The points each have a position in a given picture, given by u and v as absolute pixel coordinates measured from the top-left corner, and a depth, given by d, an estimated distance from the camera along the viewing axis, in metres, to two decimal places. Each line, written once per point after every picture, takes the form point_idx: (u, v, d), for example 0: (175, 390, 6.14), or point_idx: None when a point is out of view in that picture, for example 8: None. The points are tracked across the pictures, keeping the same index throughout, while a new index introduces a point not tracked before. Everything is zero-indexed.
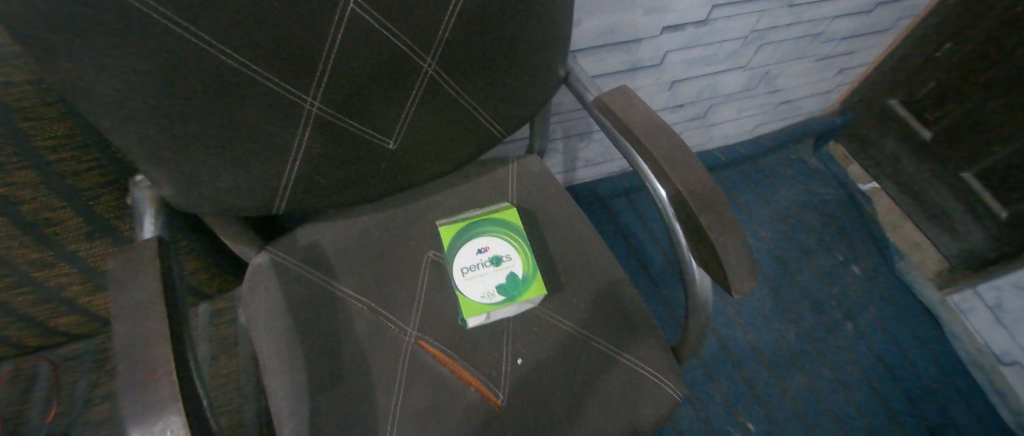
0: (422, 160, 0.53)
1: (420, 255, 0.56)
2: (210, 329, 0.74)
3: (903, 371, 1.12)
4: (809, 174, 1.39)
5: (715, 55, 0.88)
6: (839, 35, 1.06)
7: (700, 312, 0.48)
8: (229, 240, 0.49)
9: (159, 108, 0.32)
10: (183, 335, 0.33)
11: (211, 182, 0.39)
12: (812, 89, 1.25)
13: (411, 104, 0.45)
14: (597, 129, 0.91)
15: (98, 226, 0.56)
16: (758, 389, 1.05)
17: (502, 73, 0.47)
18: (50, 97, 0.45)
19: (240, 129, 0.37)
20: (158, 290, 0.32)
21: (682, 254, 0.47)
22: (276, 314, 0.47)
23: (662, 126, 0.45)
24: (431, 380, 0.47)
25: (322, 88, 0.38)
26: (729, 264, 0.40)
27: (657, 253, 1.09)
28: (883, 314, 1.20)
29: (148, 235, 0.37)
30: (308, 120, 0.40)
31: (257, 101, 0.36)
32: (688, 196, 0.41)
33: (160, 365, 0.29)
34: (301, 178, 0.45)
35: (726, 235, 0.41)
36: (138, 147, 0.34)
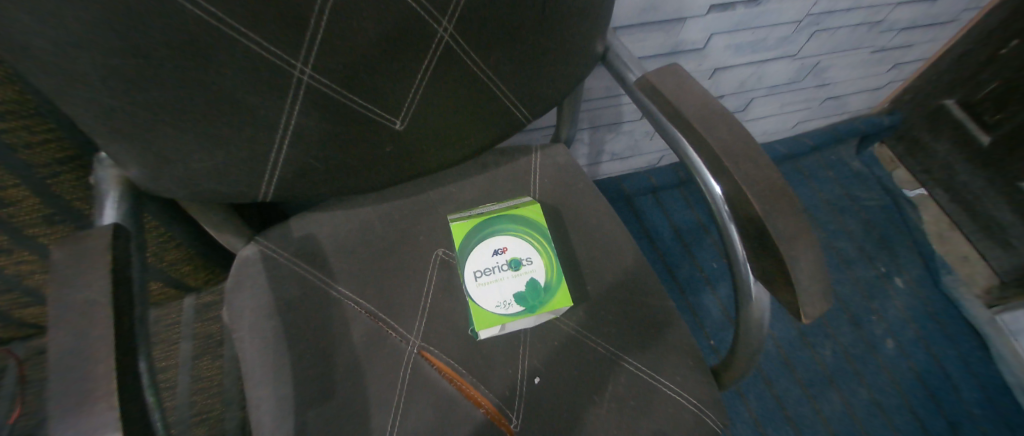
0: (433, 145, 0.46)
1: (428, 253, 0.50)
2: (195, 326, 0.69)
3: (948, 396, 1.02)
4: (851, 178, 1.29)
5: (764, 42, 0.80)
6: (901, 24, 0.95)
7: (752, 335, 0.40)
8: (212, 229, 0.43)
9: (112, 70, 0.26)
10: (136, 344, 0.28)
11: (183, 162, 0.34)
12: (862, 84, 1.15)
13: (422, 78, 0.39)
14: (628, 119, 0.84)
15: (60, 210, 0.49)
16: (788, 410, 0.97)
17: (530, 45, 0.40)
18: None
19: (215, 100, 0.31)
20: (107, 289, 0.27)
21: (738, 264, 0.39)
22: (263, 315, 0.42)
23: (720, 113, 0.37)
24: (435, 399, 0.41)
25: (315, 54, 0.32)
26: (800, 283, 0.33)
27: (685, 257, 1.01)
28: (928, 333, 1.09)
29: (108, 222, 0.31)
30: (299, 92, 0.34)
31: (236, 66, 0.30)
32: (752, 198, 0.34)
33: (99, 384, 0.24)
34: (293, 159, 0.39)
35: (798, 246, 0.34)
36: (90, 117, 0.28)
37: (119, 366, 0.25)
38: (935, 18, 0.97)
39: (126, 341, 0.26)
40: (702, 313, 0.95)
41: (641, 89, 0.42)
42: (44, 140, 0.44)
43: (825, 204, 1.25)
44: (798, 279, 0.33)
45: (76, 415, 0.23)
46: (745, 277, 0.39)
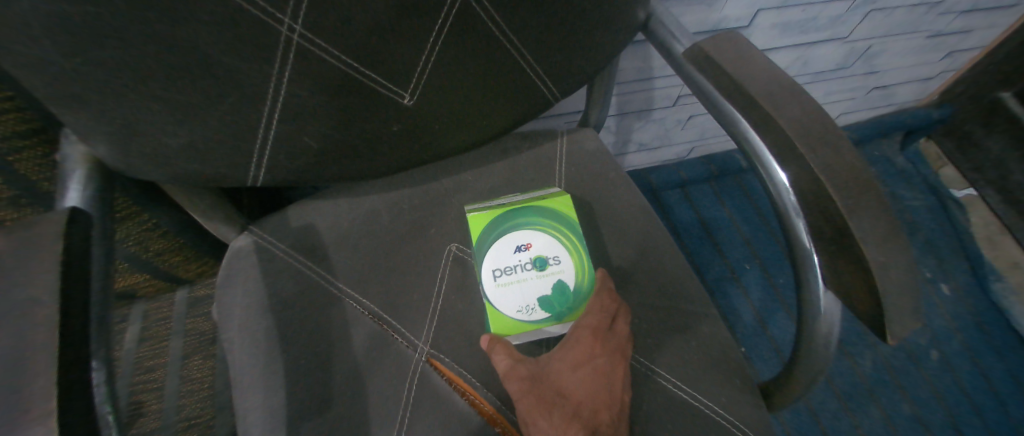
0: (446, 126, 0.41)
1: (441, 248, 0.45)
2: (185, 323, 0.66)
3: (996, 412, 0.94)
4: (896, 175, 1.19)
5: (815, 20, 0.75)
6: (966, 5, 0.85)
7: (813, 353, 0.35)
8: (201, 217, 0.39)
9: (54, 14, 0.21)
10: (93, 345, 0.23)
11: (154, 135, 0.29)
12: (913, 73, 1.06)
13: (433, 44, 0.33)
14: (658, 105, 0.77)
15: (27, 193, 0.39)
16: (823, 423, 0.90)
17: (560, 8, 0.34)
18: None
19: (185, 59, 0.26)
20: (50, 280, 0.22)
21: (805, 269, 0.33)
22: (255, 313, 0.37)
23: (793, 88, 0.31)
24: (444, 415, 0.36)
25: (304, 7, 0.27)
26: (891, 293, 0.27)
27: (715, 257, 0.94)
28: (975, 343, 1.01)
29: (69, 204, 0.27)
30: (289, 54, 0.29)
31: (210, 18, 0.25)
32: (834, 191, 0.28)
33: (34, 398, 0.19)
34: (285, 138, 0.34)
35: (888, 248, 0.28)
36: (38, 77, 0.24)
37: (66, 372, 0.20)
38: None
39: (77, 346, 0.22)
40: (732, 317, 0.89)
41: (691, 61, 0.36)
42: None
43: None
44: (887, 290, 0.27)
45: None
46: (815, 284, 0.33)
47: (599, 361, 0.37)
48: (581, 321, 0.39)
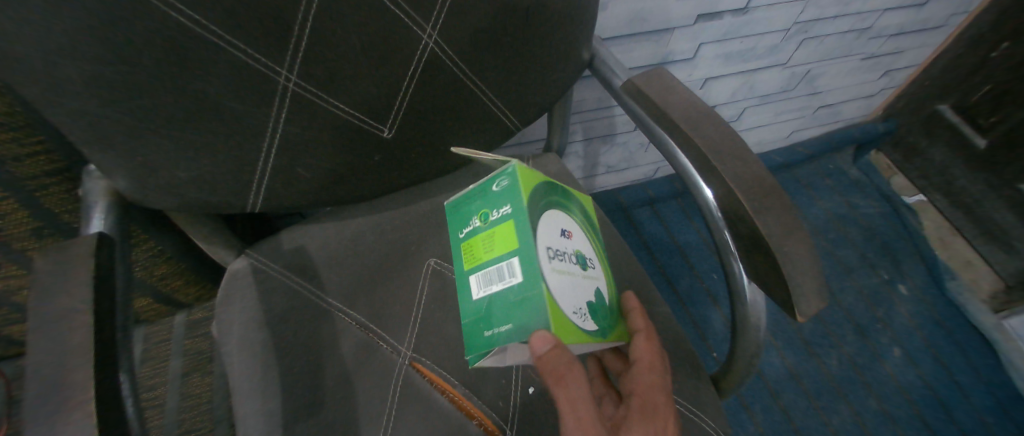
0: (425, 155, 0.47)
1: (420, 264, 0.50)
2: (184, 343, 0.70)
3: (958, 404, 0.99)
4: (849, 185, 1.29)
5: (754, 50, 0.84)
6: (888, 31, 0.96)
7: (748, 339, 0.40)
8: (202, 243, 0.43)
9: (97, 76, 0.27)
10: (117, 351, 0.27)
11: (169, 172, 0.34)
12: (854, 92, 1.16)
13: (408, 85, 0.39)
14: (622, 129, 0.85)
15: (48, 223, 0.46)
16: (796, 422, 0.95)
17: (516, 53, 0.40)
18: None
19: (199, 107, 0.31)
20: (85, 295, 0.26)
21: (732, 266, 0.39)
22: (252, 328, 0.41)
23: (707, 114, 0.38)
24: (426, 412, 0.40)
25: (298, 61, 0.33)
26: (793, 278, 0.32)
27: (685, 268, 1.01)
28: (934, 338, 1.07)
29: (94, 231, 0.32)
30: (285, 99, 0.35)
31: (222, 73, 0.30)
32: (741, 196, 0.34)
33: (75, 391, 0.23)
34: (280, 170, 0.40)
35: (790, 242, 0.33)
36: (76, 126, 0.29)
37: (96, 371, 0.24)
38: (923, 23, 0.98)
39: (106, 348, 0.26)
40: (704, 324, 0.94)
41: (628, 94, 0.43)
42: (31, 151, 0.40)
43: (825, 212, 1.24)
44: (791, 276, 0.32)
45: (51, 424, 0.23)
46: (739, 277, 0.39)
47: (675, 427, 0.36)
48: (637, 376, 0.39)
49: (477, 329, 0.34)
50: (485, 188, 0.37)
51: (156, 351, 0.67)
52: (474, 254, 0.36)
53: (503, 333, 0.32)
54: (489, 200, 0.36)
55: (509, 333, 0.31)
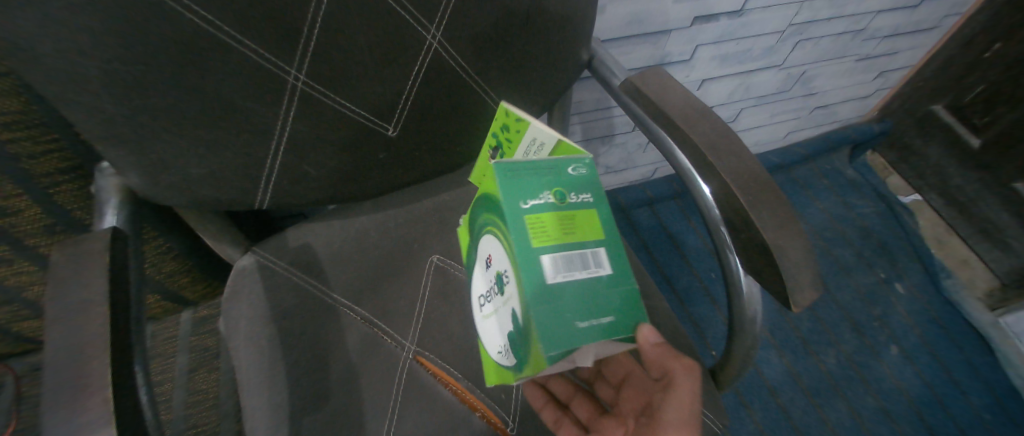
0: (428, 153, 0.48)
1: (424, 260, 0.50)
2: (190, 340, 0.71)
3: (955, 401, 1.00)
4: (845, 185, 1.30)
5: (750, 51, 0.85)
6: (883, 32, 0.98)
7: (745, 332, 0.40)
8: (210, 240, 0.44)
9: (113, 73, 0.28)
10: (133, 342, 0.28)
11: (181, 169, 0.35)
12: (849, 92, 1.18)
13: (413, 84, 0.40)
14: (621, 131, 0.86)
15: (60, 219, 0.47)
16: (794, 419, 0.96)
17: (516, 54, 0.41)
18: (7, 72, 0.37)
19: (211, 104, 0.32)
20: (102, 287, 0.27)
21: (727, 260, 0.39)
22: (258, 323, 0.42)
23: (703, 112, 0.39)
24: (431, 404, 0.41)
25: (307, 60, 0.34)
26: (787, 271, 0.33)
27: (684, 267, 1.01)
28: (931, 336, 1.08)
29: (108, 226, 0.32)
30: (293, 97, 0.36)
31: (233, 72, 0.31)
32: (737, 190, 0.35)
33: (94, 380, 0.24)
34: (287, 168, 0.41)
35: (784, 235, 0.34)
36: (91, 123, 0.30)
37: (114, 361, 0.25)
38: (916, 25, 0.99)
39: (122, 339, 0.27)
40: (703, 322, 0.95)
41: (626, 93, 0.44)
42: (47, 147, 0.43)
43: (821, 212, 1.25)
44: (786, 268, 0.33)
45: (69, 409, 0.24)
46: (735, 271, 0.39)
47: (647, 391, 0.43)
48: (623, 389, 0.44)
49: (560, 316, 0.32)
50: (559, 169, 0.37)
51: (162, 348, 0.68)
52: (546, 234, 0.35)
53: (603, 324, 0.34)
54: (564, 182, 0.37)
55: (610, 324, 0.34)
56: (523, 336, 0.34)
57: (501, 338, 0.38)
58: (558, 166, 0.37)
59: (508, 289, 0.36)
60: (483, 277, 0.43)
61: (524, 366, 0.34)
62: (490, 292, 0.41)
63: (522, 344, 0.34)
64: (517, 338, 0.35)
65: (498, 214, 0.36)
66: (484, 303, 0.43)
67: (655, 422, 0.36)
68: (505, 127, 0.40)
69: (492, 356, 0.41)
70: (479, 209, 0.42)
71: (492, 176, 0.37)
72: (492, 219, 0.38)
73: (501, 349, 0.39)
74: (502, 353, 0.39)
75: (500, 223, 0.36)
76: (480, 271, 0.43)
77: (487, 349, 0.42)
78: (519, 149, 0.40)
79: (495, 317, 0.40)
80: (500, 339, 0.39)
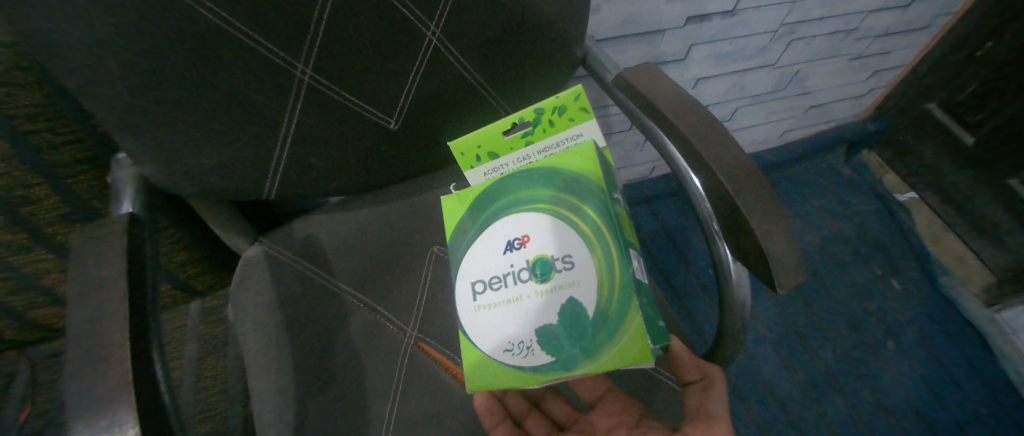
0: (428, 146, 0.50)
1: (424, 250, 0.51)
2: (200, 328, 0.74)
3: (952, 396, 1.01)
4: (840, 182, 1.32)
5: (744, 50, 0.87)
6: (874, 32, 1.00)
7: (735, 318, 0.41)
8: (220, 229, 0.46)
9: (130, 68, 0.29)
10: (149, 319, 0.29)
11: (193, 159, 0.37)
12: (844, 91, 1.20)
13: (414, 79, 0.42)
14: (617, 129, 0.88)
15: (78, 209, 0.55)
16: (790, 412, 0.98)
17: (514, 51, 0.43)
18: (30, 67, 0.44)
19: (221, 97, 0.34)
20: (121, 268, 0.29)
21: (717, 247, 0.41)
22: (265, 310, 0.44)
23: (691, 105, 0.41)
24: (431, 387, 0.43)
25: (312, 56, 0.35)
26: (772, 255, 0.34)
27: (681, 263, 1.03)
28: (929, 332, 1.09)
29: (125, 211, 0.34)
30: (299, 91, 0.37)
31: (244, 66, 0.33)
32: (724, 178, 0.36)
33: (113, 352, 0.26)
34: (293, 159, 0.42)
35: (769, 221, 0.35)
36: (110, 114, 0.32)
37: (131, 335, 0.27)
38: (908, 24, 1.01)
39: (138, 316, 0.28)
40: (700, 317, 0.96)
41: (618, 88, 0.46)
42: (67, 138, 0.49)
43: (817, 209, 1.27)
44: (771, 251, 0.34)
45: (89, 379, 0.25)
46: (724, 256, 0.40)
47: (621, 401, 0.47)
48: (600, 406, 0.48)
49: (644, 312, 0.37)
50: (614, 182, 0.44)
51: (172, 336, 0.71)
52: (626, 233, 0.40)
53: (659, 324, 0.40)
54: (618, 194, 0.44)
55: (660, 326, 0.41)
56: (607, 326, 0.36)
57: (532, 332, 0.38)
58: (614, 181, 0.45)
59: (576, 276, 0.38)
60: (491, 262, 0.41)
61: (602, 359, 0.35)
62: (507, 277, 0.40)
63: (601, 335, 0.36)
64: (589, 329, 0.36)
65: (581, 204, 0.39)
66: (483, 290, 0.41)
67: (705, 417, 0.42)
68: (560, 107, 0.39)
69: (494, 352, 0.39)
70: (514, 189, 0.42)
71: (582, 157, 0.40)
72: (556, 203, 0.40)
73: (521, 347, 0.38)
74: (523, 350, 0.38)
75: (589, 212, 0.39)
76: (492, 255, 0.41)
77: (480, 344, 0.39)
78: (551, 139, 0.42)
79: (515, 306, 0.39)
80: (525, 334, 0.38)
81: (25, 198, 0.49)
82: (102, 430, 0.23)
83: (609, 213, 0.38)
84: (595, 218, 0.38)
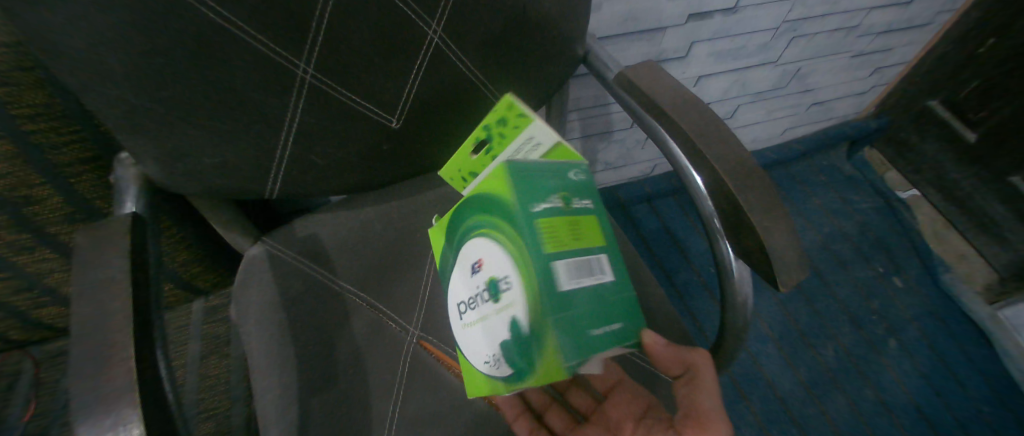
0: (428, 146, 0.50)
1: (426, 249, 0.52)
2: (203, 327, 0.75)
3: (954, 394, 1.01)
4: (842, 180, 1.31)
5: (745, 47, 0.87)
6: (878, 28, 0.99)
7: (737, 316, 0.41)
8: (222, 228, 0.46)
9: (133, 67, 0.29)
10: (153, 318, 0.29)
11: (196, 158, 0.37)
12: (846, 88, 1.19)
13: (415, 78, 0.42)
14: (618, 127, 0.88)
15: (78, 208, 0.55)
16: (792, 410, 0.98)
17: (514, 49, 0.43)
18: (31, 64, 0.44)
19: (224, 96, 0.34)
20: (125, 268, 0.29)
21: (719, 245, 0.40)
22: (268, 308, 0.44)
23: (693, 102, 0.41)
24: (433, 384, 0.43)
25: (315, 54, 0.35)
26: (775, 253, 0.34)
27: (683, 261, 1.03)
28: (931, 330, 1.08)
29: (127, 210, 0.35)
30: (301, 89, 0.37)
31: (248, 65, 0.33)
32: (726, 176, 0.36)
33: (118, 351, 0.26)
34: (295, 158, 0.42)
35: (772, 218, 0.35)
36: (112, 114, 0.31)
37: (135, 335, 0.27)
38: (911, 21, 1.01)
39: (142, 316, 0.28)
40: (701, 315, 0.96)
41: (619, 85, 0.46)
42: (70, 138, 0.49)
43: (818, 206, 1.27)
44: (774, 250, 0.34)
45: (93, 378, 0.25)
46: (725, 254, 0.40)
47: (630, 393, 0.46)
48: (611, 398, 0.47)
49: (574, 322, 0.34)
50: (560, 173, 0.39)
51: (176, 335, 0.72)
52: (559, 241, 0.35)
53: (612, 330, 0.36)
54: (568, 188, 0.40)
55: (615, 331, 0.37)
56: (534, 345, 0.34)
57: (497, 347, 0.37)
58: (561, 173, 0.39)
59: (511, 297, 0.35)
60: (465, 283, 0.41)
61: (535, 377, 0.34)
62: (475, 298, 0.40)
63: (532, 352, 0.34)
64: (526, 345, 0.34)
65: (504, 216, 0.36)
66: (466, 310, 0.41)
67: (697, 413, 0.38)
68: (499, 120, 0.37)
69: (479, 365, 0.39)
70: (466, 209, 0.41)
71: (497, 176, 0.37)
72: (488, 223, 0.38)
73: (492, 359, 0.38)
74: (495, 362, 0.37)
75: (508, 227, 0.35)
76: (462, 277, 0.41)
77: (472, 359, 0.40)
78: (510, 150, 0.39)
79: (485, 326, 0.38)
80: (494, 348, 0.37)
81: (25, 197, 0.50)
82: (107, 431, 0.23)
83: (522, 227, 0.34)
84: (514, 234, 0.35)
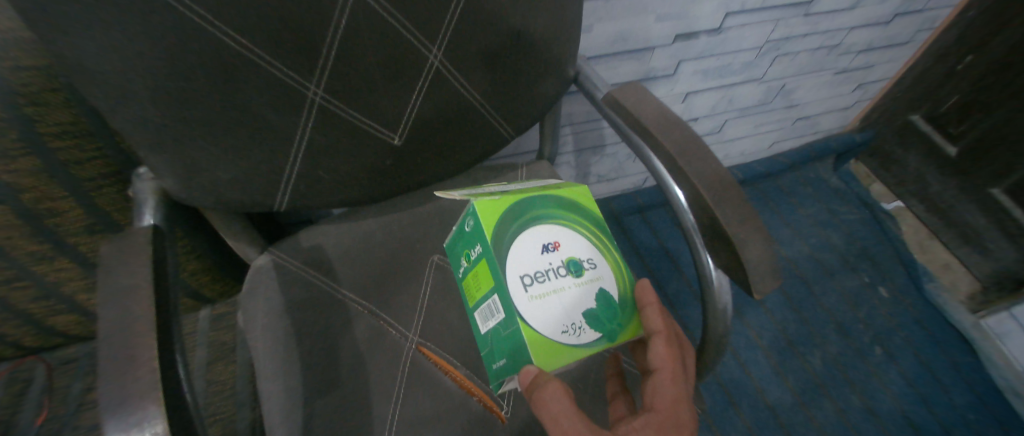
0: (428, 162, 0.53)
1: (425, 260, 0.55)
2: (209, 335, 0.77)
3: (940, 401, 1.03)
4: (828, 192, 1.36)
5: (731, 65, 0.91)
6: (857, 47, 1.04)
7: (718, 323, 0.44)
8: (232, 239, 0.48)
9: (158, 89, 0.32)
10: (170, 322, 0.32)
11: (211, 173, 0.39)
12: (829, 104, 1.24)
13: (416, 98, 0.45)
14: (610, 141, 0.91)
15: (98, 220, 0.57)
16: (781, 417, 1.00)
17: (508, 70, 0.46)
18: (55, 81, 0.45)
19: (240, 115, 0.37)
20: (146, 276, 0.31)
21: (700, 256, 0.43)
22: (274, 314, 0.45)
23: (675, 121, 0.44)
24: (432, 389, 0.45)
25: (324, 77, 0.38)
26: (750, 262, 0.37)
27: (673, 271, 1.06)
28: (916, 338, 1.11)
29: (146, 222, 0.37)
30: (310, 109, 0.40)
31: (263, 87, 0.36)
32: (705, 191, 0.39)
33: (141, 352, 0.28)
34: (303, 173, 0.45)
35: (746, 230, 0.38)
36: (137, 132, 0.34)
37: (156, 338, 0.29)
38: (888, 39, 1.06)
39: (163, 321, 0.31)
40: (691, 323, 0.98)
41: (607, 105, 0.49)
42: (92, 155, 0.51)
43: (805, 217, 1.30)
44: (749, 260, 0.37)
45: (117, 377, 0.27)
46: (706, 264, 0.43)
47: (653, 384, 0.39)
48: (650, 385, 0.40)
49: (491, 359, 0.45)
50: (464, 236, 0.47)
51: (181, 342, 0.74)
52: (471, 296, 0.47)
53: (500, 365, 0.42)
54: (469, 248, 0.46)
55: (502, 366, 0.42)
56: None
57: None
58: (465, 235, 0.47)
59: None
60: None
61: None
62: None
63: None
64: None
65: None
66: None
67: None
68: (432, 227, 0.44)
69: None
70: None
71: None
72: None
73: None
74: None
75: None
76: None
77: None
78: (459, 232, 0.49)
79: None
80: None
81: (47, 208, 0.52)
82: (132, 427, 0.25)
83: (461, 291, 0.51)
84: None
